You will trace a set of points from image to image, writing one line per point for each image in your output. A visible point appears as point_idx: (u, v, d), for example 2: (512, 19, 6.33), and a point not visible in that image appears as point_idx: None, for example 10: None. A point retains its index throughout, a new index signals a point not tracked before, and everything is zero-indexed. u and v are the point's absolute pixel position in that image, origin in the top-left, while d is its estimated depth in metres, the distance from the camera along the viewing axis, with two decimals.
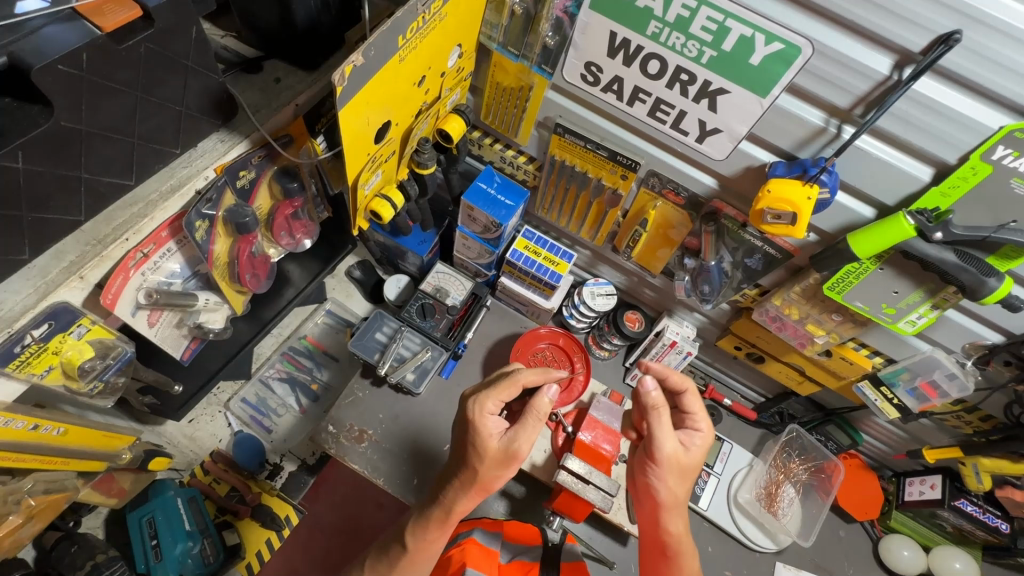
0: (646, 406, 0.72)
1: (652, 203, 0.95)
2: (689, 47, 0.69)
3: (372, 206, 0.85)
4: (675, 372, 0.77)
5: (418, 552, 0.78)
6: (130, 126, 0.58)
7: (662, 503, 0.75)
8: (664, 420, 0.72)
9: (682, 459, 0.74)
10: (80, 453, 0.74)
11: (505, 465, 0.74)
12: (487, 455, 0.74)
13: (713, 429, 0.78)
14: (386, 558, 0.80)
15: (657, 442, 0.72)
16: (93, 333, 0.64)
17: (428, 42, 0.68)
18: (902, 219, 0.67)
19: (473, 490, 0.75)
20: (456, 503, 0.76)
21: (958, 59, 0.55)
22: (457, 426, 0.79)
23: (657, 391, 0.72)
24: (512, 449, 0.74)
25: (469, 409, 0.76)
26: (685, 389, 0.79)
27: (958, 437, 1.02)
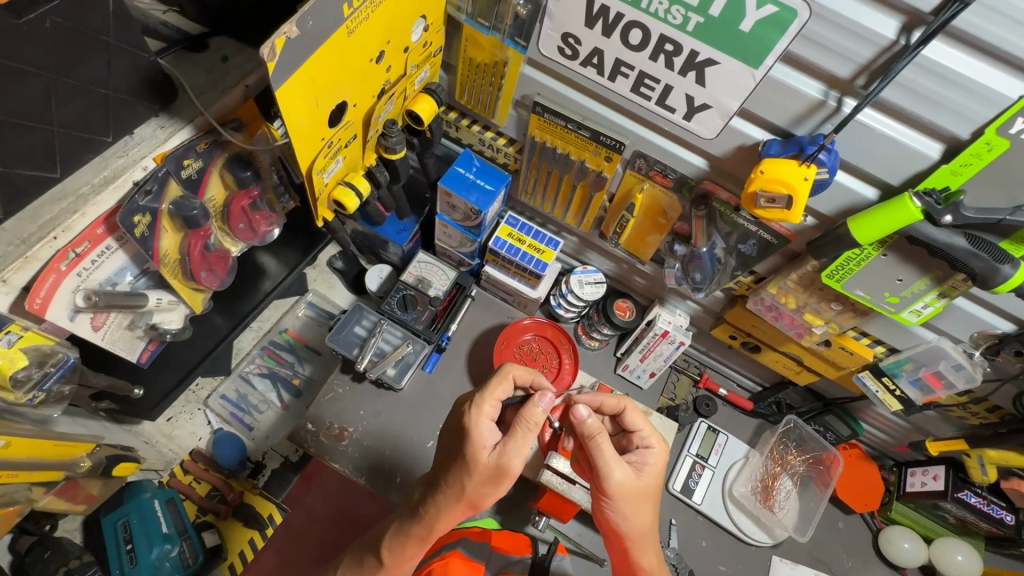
0: (584, 437, 0.69)
1: (638, 185, 0.89)
2: (673, 14, 0.63)
3: (335, 195, 0.79)
4: (606, 397, 0.76)
5: (396, 566, 0.75)
6: (47, 113, 0.52)
7: (627, 535, 0.71)
8: (605, 449, 0.68)
9: (636, 485, 0.69)
10: (29, 464, 0.70)
11: (494, 483, 0.69)
12: (477, 469, 0.68)
13: (666, 443, 0.74)
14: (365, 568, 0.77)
15: (604, 474, 0.68)
16: (28, 339, 0.59)
17: (383, 12, 0.61)
18: (909, 202, 0.61)
19: (459, 504, 0.71)
20: (436, 520, 0.72)
21: (973, 18, 0.49)
22: (452, 436, 0.74)
23: (592, 419, 0.69)
24: (502, 468, 0.68)
25: (466, 419, 0.70)
26: (623, 409, 0.77)
27: (963, 428, 0.97)
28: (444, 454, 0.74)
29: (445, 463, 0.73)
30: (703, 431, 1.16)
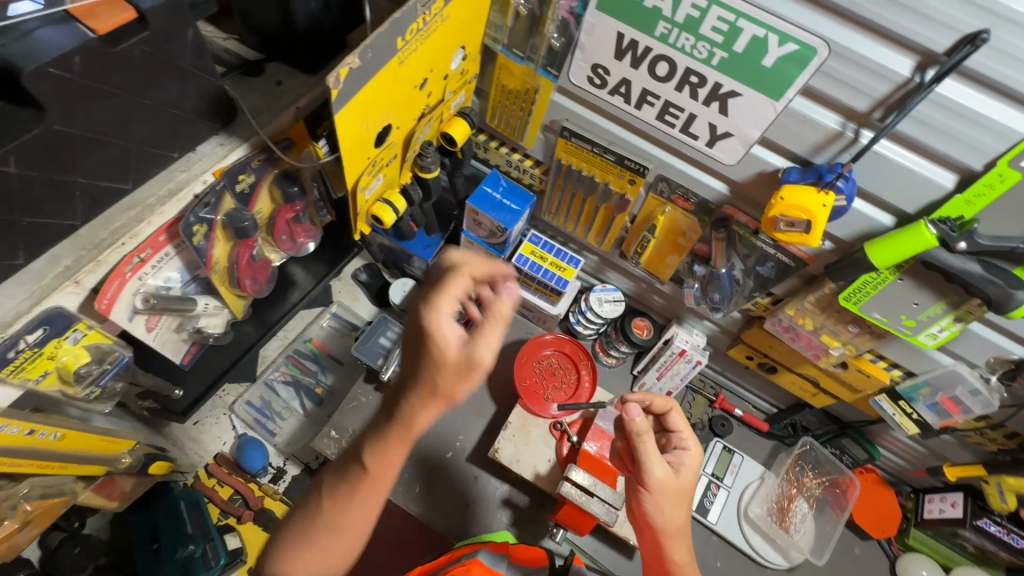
0: (631, 433, 0.76)
1: (660, 208, 0.92)
2: (699, 49, 0.67)
3: (373, 210, 0.84)
4: (657, 396, 0.82)
5: (380, 476, 0.63)
6: (126, 131, 0.57)
7: (663, 530, 0.76)
8: (649, 446, 0.76)
9: (674, 482, 0.77)
10: (79, 458, 0.74)
11: (467, 377, 0.57)
12: (444, 367, 0.57)
13: (701, 446, 0.82)
14: (338, 491, 0.64)
15: (646, 468, 0.76)
16: (91, 337, 0.64)
17: (430, 44, 0.67)
18: (924, 229, 0.64)
19: (430, 402, 0.58)
20: (424, 366, 0.58)
21: (984, 60, 0.52)
22: (416, 332, 0.59)
23: (640, 418, 0.76)
24: (473, 357, 0.57)
25: (423, 321, 0.58)
26: (670, 410, 0.83)
27: (981, 455, 0.97)
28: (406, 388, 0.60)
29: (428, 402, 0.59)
30: (719, 452, 1.16)
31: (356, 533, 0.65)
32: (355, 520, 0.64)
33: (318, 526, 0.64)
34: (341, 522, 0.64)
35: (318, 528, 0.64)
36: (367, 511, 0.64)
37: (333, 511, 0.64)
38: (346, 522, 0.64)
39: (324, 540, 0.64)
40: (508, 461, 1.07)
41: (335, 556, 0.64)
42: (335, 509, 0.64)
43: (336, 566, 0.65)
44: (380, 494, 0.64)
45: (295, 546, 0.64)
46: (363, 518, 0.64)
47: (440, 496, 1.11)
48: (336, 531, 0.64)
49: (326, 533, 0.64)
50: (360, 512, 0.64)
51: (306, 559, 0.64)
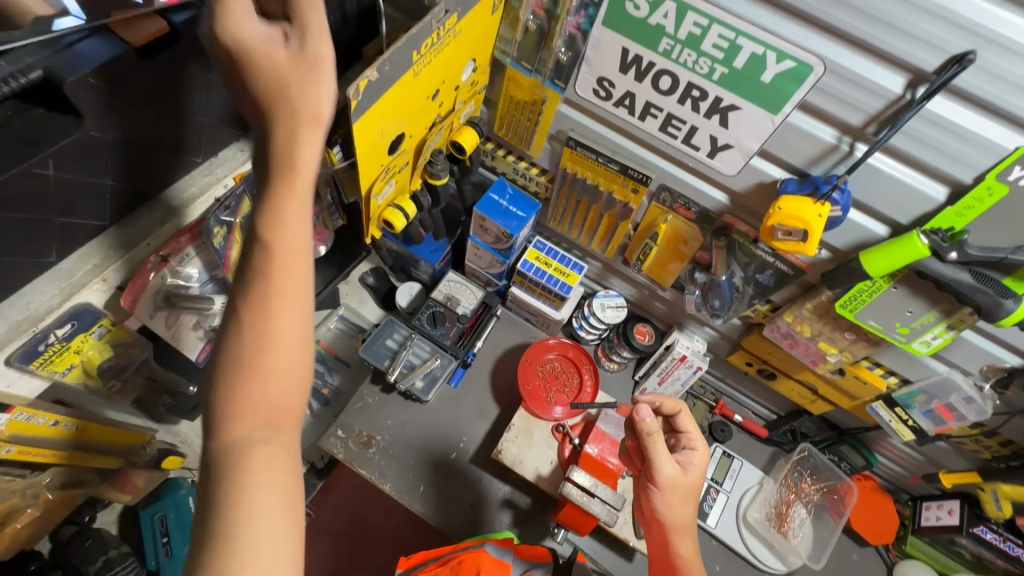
0: (642, 433, 0.82)
1: (662, 217, 0.95)
2: (700, 65, 0.70)
3: (384, 215, 0.87)
4: (666, 399, 0.88)
5: (287, 250, 0.51)
6: (155, 137, 0.60)
7: (670, 526, 0.83)
8: (658, 445, 0.82)
9: (682, 480, 0.82)
10: (97, 451, 0.76)
11: (315, 76, 0.51)
12: (279, 73, 0.51)
13: (709, 448, 0.85)
14: (249, 288, 0.50)
15: (656, 466, 0.82)
16: (115, 333, 0.67)
17: (443, 57, 0.70)
18: (916, 239, 0.66)
19: (300, 128, 0.52)
20: (309, 98, 0.52)
21: (972, 79, 0.55)
22: (268, 140, 0.53)
23: (651, 418, 0.82)
24: (310, 51, 0.51)
25: (223, 40, 0.50)
26: (679, 411, 0.88)
27: (977, 462, 0.99)
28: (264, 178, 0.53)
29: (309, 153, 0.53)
30: (719, 456, 1.18)
31: (292, 345, 0.50)
32: (282, 374, 0.50)
33: (239, 347, 0.49)
34: (274, 303, 0.50)
35: (246, 356, 0.49)
36: (292, 266, 0.51)
37: (248, 347, 0.49)
38: (277, 386, 0.50)
39: (262, 363, 0.49)
40: (510, 462, 1.09)
41: (283, 382, 0.50)
42: (256, 318, 0.49)
43: (292, 403, 0.50)
44: (304, 259, 0.52)
45: (230, 378, 0.49)
46: (296, 285, 0.51)
47: (444, 496, 1.12)
48: (277, 326, 0.49)
49: (264, 339, 0.49)
50: (283, 279, 0.50)
51: (268, 455, 0.48)
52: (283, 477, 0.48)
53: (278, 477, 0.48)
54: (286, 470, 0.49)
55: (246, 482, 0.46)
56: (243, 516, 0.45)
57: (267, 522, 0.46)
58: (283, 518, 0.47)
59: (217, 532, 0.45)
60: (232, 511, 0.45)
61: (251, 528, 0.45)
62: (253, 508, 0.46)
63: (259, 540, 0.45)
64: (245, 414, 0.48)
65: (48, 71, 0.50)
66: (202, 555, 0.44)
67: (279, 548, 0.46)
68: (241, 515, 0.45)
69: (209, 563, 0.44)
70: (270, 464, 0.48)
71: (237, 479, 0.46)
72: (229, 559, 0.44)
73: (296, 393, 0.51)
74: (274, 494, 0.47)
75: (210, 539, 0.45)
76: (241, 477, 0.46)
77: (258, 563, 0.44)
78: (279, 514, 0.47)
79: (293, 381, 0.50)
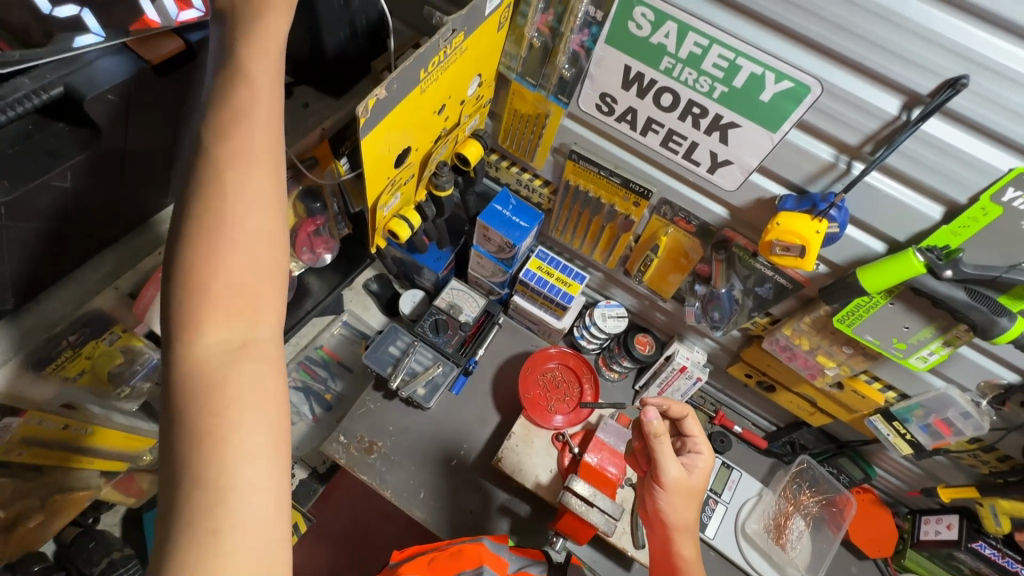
0: (650, 435, 0.86)
1: (663, 229, 0.96)
2: (701, 83, 0.71)
3: (390, 226, 0.89)
4: (675, 403, 0.91)
5: (260, 155, 0.50)
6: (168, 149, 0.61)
7: (673, 526, 0.87)
8: (665, 448, 0.85)
9: (687, 482, 0.87)
10: (103, 454, 0.77)
11: None
12: None
13: (714, 453, 0.91)
14: (223, 189, 0.49)
15: (663, 467, 0.85)
16: (125, 339, 0.68)
17: (450, 73, 0.72)
18: (912, 257, 0.68)
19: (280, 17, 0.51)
20: (256, 17, 0.51)
21: (967, 102, 0.56)
22: (221, 47, 0.51)
23: (658, 421, 0.85)
24: None
25: None
26: (686, 415, 0.92)
27: (975, 477, 0.99)
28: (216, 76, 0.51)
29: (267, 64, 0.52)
30: (718, 467, 1.19)
31: (261, 246, 0.50)
32: (255, 283, 0.49)
33: (200, 244, 0.48)
34: (239, 202, 0.49)
35: (210, 257, 0.47)
36: (252, 166, 0.50)
37: (207, 244, 0.47)
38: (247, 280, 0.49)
39: (228, 263, 0.48)
40: (510, 470, 1.10)
41: (257, 290, 0.49)
42: (215, 215, 0.48)
43: (264, 308, 0.50)
44: (270, 160, 0.51)
45: (200, 273, 0.48)
46: (261, 187, 0.50)
47: (444, 503, 1.13)
48: (242, 224, 0.49)
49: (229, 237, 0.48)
50: (244, 179, 0.49)
51: (249, 358, 0.48)
52: (267, 377, 0.48)
53: (261, 377, 0.48)
54: (270, 369, 0.49)
55: (222, 378, 0.46)
56: (226, 411, 0.45)
57: (252, 417, 0.46)
58: (268, 412, 0.47)
59: (199, 427, 0.45)
60: (213, 405, 0.45)
61: (235, 423, 0.45)
62: (237, 402, 0.46)
63: (244, 431, 0.45)
64: (215, 312, 0.47)
65: (68, 88, 0.52)
66: (182, 451, 0.44)
67: (266, 440, 0.46)
68: (224, 410, 0.45)
69: (194, 460, 0.44)
70: (251, 365, 0.48)
71: (215, 376, 0.46)
72: (213, 451, 0.44)
73: (269, 301, 0.50)
74: (255, 387, 0.47)
75: (191, 433, 0.45)
76: (220, 376, 0.46)
77: (243, 456, 0.45)
78: (267, 409, 0.47)
79: (266, 282, 0.50)
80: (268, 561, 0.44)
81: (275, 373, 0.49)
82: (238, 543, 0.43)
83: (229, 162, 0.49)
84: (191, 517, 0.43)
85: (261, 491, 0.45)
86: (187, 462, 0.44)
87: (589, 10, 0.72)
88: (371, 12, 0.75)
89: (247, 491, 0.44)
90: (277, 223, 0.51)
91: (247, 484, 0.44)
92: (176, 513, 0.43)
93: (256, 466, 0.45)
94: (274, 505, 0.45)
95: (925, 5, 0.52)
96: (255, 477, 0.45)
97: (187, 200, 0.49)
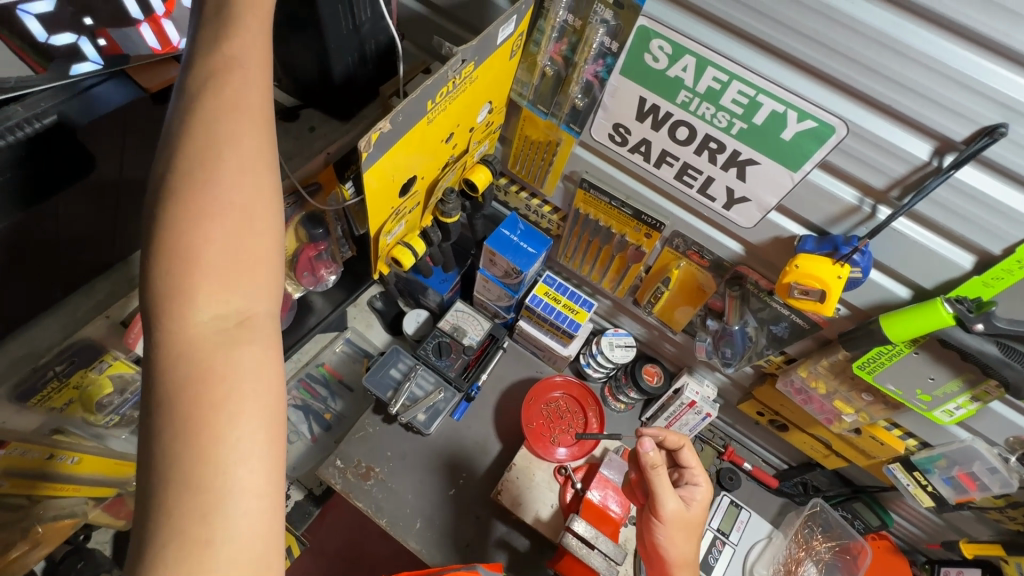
0: (647, 466, 0.84)
1: (675, 262, 0.93)
2: (718, 118, 0.68)
3: (393, 253, 0.87)
4: (671, 433, 0.88)
5: (254, 109, 0.47)
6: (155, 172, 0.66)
7: (673, 561, 0.85)
8: (663, 479, 0.84)
9: (685, 515, 0.85)
10: (89, 481, 0.76)
11: None
12: None
13: (712, 484, 0.88)
14: (206, 145, 0.44)
15: (660, 500, 0.84)
16: (115, 367, 0.66)
17: (458, 102, 0.70)
18: (940, 307, 0.64)
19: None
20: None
21: (1004, 151, 0.53)
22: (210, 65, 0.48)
23: (654, 452, 0.83)
24: None
25: None
26: (682, 446, 0.89)
27: (1001, 533, 0.93)
28: (218, 42, 0.48)
29: (262, 41, 0.50)
30: (726, 506, 1.12)
31: (259, 215, 0.45)
32: (249, 246, 0.44)
33: (191, 206, 0.43)
34: (236, 163, 0.44)
35: (204, 225, 0.43)
36: (251, 131, 0.46)
37: (201, 210, 0.43)
38: (245, 253, 0.44)
39: (225, 231, 0.43)
40: (509, 504, 1.07)
41: (257, 250, 0.44)
42: (209, 180, 0.43)
43: (264, 271, 0.45)
44: (266, 127, 0.48)
45: (185, 228, 0.42)
46: (260, 153, 0.46)
47: (439, 534, 1.10)
48: (238, 190, 0.44)
49: (226, 204, 0.43)
50: (242, 144, 0.45)
51: (246, 340, 0.43)
52: (268, 363, 0.43)
53: (261, 363, 0.43)
54: (269, 353, 0.44)
55: (220, 362, 0.41)
56: (222, 400, 0.40)
57: (250, 407, 0.41)
58: (268, 402, 0.42)
59: (189, 420, 0.39)
60: (207, 392, 0.40)
61: (232, 415, 0.40)
62: (233, 389, 0.41)
63: (242, 424, 0.40)
64: (204, 283, 0.42)
65: (62, 116, 0.59)
66: (169, 448, 0.39)
67: (265, 435, 0.41)
68: (220, 398, 0.40)
69: (183, 457, 0.38)
70: (249, 348, 0.42)
71: (210, 359, 0.41)
72: (208, 445, 0.39)
73: (266, 263, 0.45)
74: (254, 377, 0.42)
75: (182, 424, 0.39)
76: (216, 359, 0.41)
77: (240, 455, 0.39)
78: (269, 399, 0.42)
79: (266, 254, 0.45)
80: (261, 573, 0.39)
81: (275, 359, 0.44)
82: (231, 556, 0.38)
83: (226, 126, 0.45)
84: (181, 524, 0.37)
85: (260, 495, 0.40)
86: (175, 459, 0.38)
87: (604, 40, 0.70)
88: (381, 36, 0.74)
89: (242, 495, 0.39)
90: (274, 191, 0.47)
91: (242, 487, 0.39)
92: (159, 523, 0.38)
93: (252, 467, 0.40)
94: (272, 511, 0.40)
95: (961, 51, 0.50)
96: (251, 478, 0.39)
97: (175, 160, 0.44)
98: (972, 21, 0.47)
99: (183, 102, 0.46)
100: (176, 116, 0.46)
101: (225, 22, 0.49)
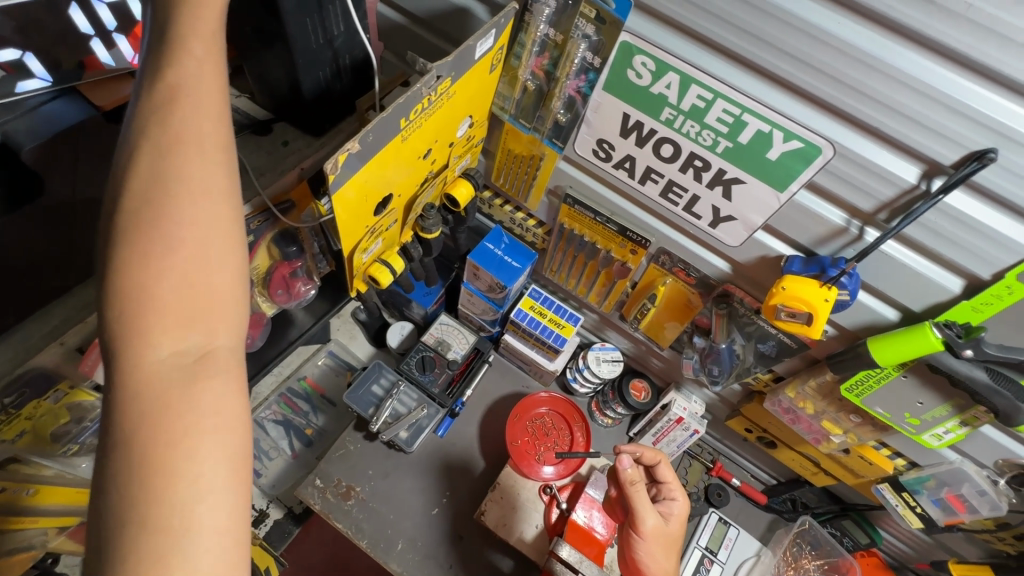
0: (625, 483, 0.83)
1: (661, 279, 0.91)
2: (703, 136, 0.67)
3: (371, 271, 0.84)
4: (647, 448, 0.87)
5: (209, 135, 0.44)
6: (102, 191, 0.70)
7: None
8: (642, 495, 0.82)
9: (664, 530, 0.83)
10: (49, 512, 0.71)
11: None
12: None
13: (687, 498, 0.87)
14: (161, 175, 0.42)
15: (641, 517, 0.82)
16: (73, 395, 0.65)
17: (434, 118, 0.67)
18: (929, 332, 0.62)
19: None
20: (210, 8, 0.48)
21: (991, 175, 0.51)
22: (167, 85, 0.45)
23: (631, 468, 0.84)
24: None
25: None
26: (658, 461, 0.88)
27: (991, 554, 0.92)
28: (170, 64, 0.46)
29: (207, 62, 0.47)
30: (714, 523, 1.10)
31: (216, 242, 0.42)
32: (208, 278, 0.41)
33: (140, 244, 0.40)
34: (188, 192, 0.42)
35: (157, 258, 0.40)
36: (202, 157, 0.43)
37: (154, 242, 0.40)
38: (206, 285, 0.41)
39: (180, 262, 0.40)
40: (493, 524, 1.04)
41: (223, 283, 0.42)
42: (161, 211, 0.41)
43: (226, 303, 0.42)
44: (224, 152, 0.45)
45: (135, 262, 0.39)
46: (215, 178, 0.43)
47: (422, 555, 1.07)
48: (192, 220, 0.41)
49: (177, 235, 0.40)
50: (194, 170, 0.42)
51: (207, 376, 0.39)
52: (231, 397, 0.39)
53: (226, 398, 0.39)
54: (233, 387, 0.40)
55: (176, 401, 0.37)
56: (181, 438, 0.36)
57: (211, 444, 0.37)
58: (235, 437, 0.39)
59: (140, 462, 0.35)
60: (164, 430, 0.36)
61: (192, 454, 0.36)
62: (191, 426, 0.37)
63: (203, 461, 0.36)
64: (158, 315, 0.39)
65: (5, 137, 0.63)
66: (124, 492, 0.35)
67: (228, 473, 0.37)
68: (178, 434, 0.36)
69: (139, 499, 0.35)
70: (213, 382, 0.39)
71: (166, 398, 0.37)
72: (162, 487, 0.35)
73: (231, 292, 0.42)
74: (217, 413, 0.38)
75: (135, 467, 0.35)
76: (174, 397, 0.37)
77: (199, 493, 0.36)
78: (232, 433, 0.38)
79: (229, 283, 0.42)
80: None
81: (240, 393, 0.40)
82: None
83: (174, 156, 0.42)
84: (135, 572, 0.34)
85: (223, 534, 0.36)
86: (129, 504, 0.35)
87: (586, 56, 0.68)
88: (356, 51, 0.71)
89: (206, 533, 0.36)
90: (236, 218, 0.44)
91: (207, 526, 0.36)
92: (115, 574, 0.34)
93: (214, 506, 0.36)
94: (235, 551, 0.37)
95: (944, 72, 0.48)
96: (216, 516, 0.36)
97: (124, 194, 0.42)
98: (948, 38, 0.46)
99: (136, 129, 0.44)
100: (132, 141, 0.43)
101: (182, 40, 0.47)
